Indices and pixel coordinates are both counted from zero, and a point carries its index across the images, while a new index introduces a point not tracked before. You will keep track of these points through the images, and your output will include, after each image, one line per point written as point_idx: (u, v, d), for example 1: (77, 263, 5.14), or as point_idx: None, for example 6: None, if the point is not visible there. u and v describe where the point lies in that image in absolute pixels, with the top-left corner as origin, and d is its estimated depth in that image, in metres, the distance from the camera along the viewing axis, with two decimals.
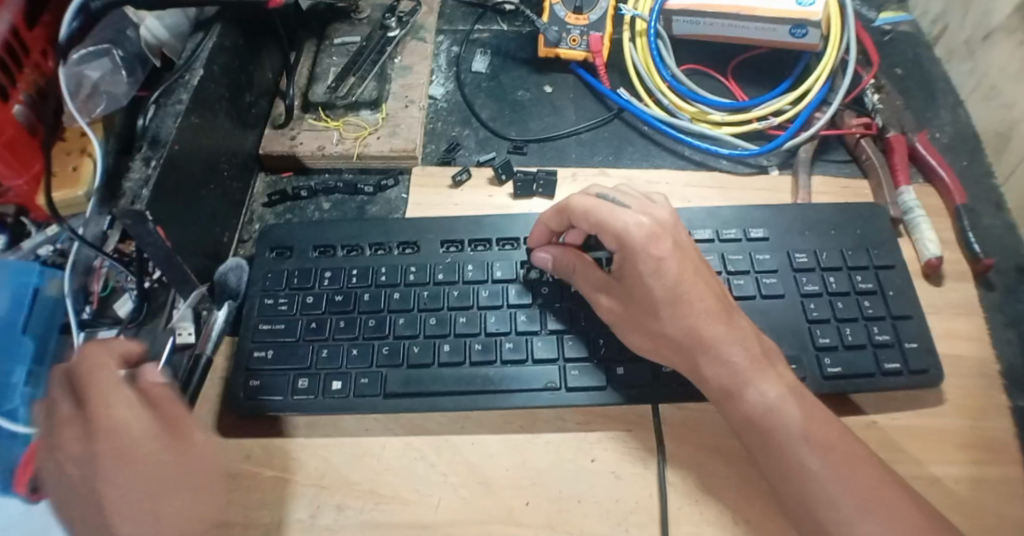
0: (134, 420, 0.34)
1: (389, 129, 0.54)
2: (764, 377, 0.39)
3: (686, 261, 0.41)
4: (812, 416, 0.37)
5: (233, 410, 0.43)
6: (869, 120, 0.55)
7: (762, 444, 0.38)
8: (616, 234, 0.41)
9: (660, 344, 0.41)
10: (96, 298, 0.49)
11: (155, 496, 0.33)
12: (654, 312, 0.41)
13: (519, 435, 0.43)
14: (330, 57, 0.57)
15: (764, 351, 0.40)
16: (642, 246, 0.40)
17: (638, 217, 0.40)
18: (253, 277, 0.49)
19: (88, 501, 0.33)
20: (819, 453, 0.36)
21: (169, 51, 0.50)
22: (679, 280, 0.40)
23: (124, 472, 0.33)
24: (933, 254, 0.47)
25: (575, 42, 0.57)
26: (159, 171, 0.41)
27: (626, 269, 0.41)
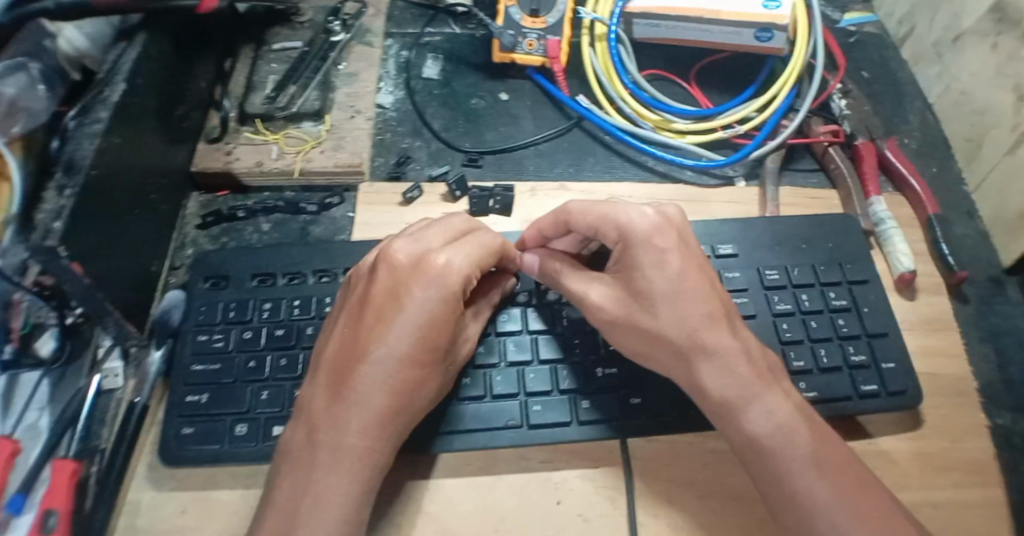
0: (402, 348, 0.35)
1: (333, 142, 0.50)
2: (771, 393, 0.37)
3: (690, 257, 0.38)
4: (821, 441, 0.36)
5: (165, 462, 0.40)
6: (836, 127, 0.53)
7: (764, 471, 0.35)
8: (616, 227, 0.39)
9: (655, 348, 0.38)
10: (17, 336, 0.40)
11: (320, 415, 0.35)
12: (652, 309, 0.38)
13: (479, 477, 0.40)
14: (269, 64, 0.53)
15: (769, 366, 0.38)
16: (644, 237, 0.38)
17: (644, 208, 0.39)
18: (186, 311, 0.45)
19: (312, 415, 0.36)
20: (826, 481, 0.34)
21: (90, 63, 0.43)
22: (681, 275, 0.38)
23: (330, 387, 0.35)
24: (905, 268, 0.46)
25: (532, 46, 0.54)
26: (75, 201, 0.36)
27: (624, 263, 0.39)
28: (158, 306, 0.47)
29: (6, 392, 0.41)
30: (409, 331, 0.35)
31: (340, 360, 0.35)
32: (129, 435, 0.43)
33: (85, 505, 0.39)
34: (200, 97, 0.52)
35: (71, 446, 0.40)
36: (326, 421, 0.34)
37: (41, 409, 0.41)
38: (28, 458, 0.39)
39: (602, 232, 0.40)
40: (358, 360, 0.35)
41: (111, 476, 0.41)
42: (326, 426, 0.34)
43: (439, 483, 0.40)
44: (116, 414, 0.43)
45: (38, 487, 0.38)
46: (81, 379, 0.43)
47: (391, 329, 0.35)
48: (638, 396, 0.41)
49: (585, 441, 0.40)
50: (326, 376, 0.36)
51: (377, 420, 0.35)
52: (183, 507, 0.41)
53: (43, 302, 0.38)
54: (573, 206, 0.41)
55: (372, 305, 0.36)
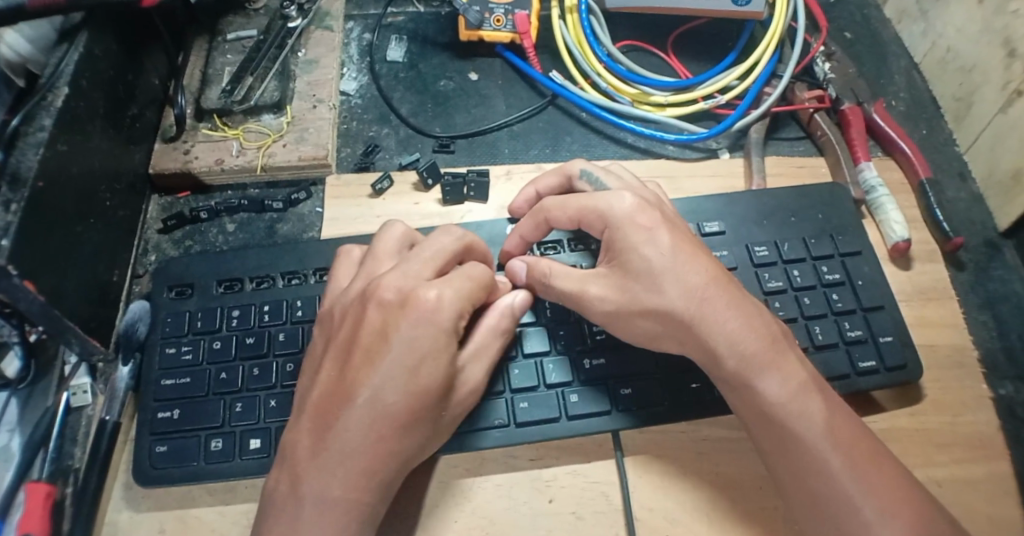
0: (392, 394, 0.32)
1: (296, 134, 0.48)
2: (786, 361, 0.36)
3: (679, 233, 0.38)
4: (834, 410, 0.35)
5: (140, 483, 0.38)
6: (821, 92, 0.51)
7: (776, 440, 0.34)
8: (600, 214, 0.39)
9: (667, 325, 0.37)
10: None
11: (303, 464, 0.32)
12: (656, 285, 0.36)
13: (467, 480, 0.39)
14: (224, 55, 0.50)
15: (775, 334, 0.36)
16: (629, 218, 0.38)
17: (621, 193, 0.39)
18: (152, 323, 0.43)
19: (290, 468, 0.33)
20: (841, 450, 0.33)
21: (33, 67, 0.40)
22: (675, 250, 0.37)
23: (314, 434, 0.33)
24: (899, 237, 0.45)
25: (499, 22, 0.51)
26: (22, 216, 0.34)
27: (614, 247, 0.38)
28: (124, 319, 0.44)
29: None
30: (401, 376, 0.32)
31: (327, 405, 0.33)
32: (102, 454, 0.41)
33: (64, 527, 0.39)
34: (153, 95, 0.50)
35: (43, 466, 0.40)
36: (310, 471, 0.32)
37: (12, 431, 0.43)
38: (1, 480, 0.40)
39: (586, 222, 0.40)
40: (347, 408, 0.32)
41: (85, 499, 0.39)
42: (313, 475, 0.32)
43: (421, 487, 0.38)
44: (86, 432, 0.42)
45: (14, 511, 0.39)
46: (49, 398, 0.44)
47: (379, 374, 0.32)
48: (627, 387, 0.40)
49: (574, 435, 0.39)
50: (309, 421, 0.33)
51: (364, 470, 0.32)
52: (161, 527, 0.39)
53: (3, 321, 0.40)
54: (550, 201, 0.41)
55: (359, 345, 0.33)
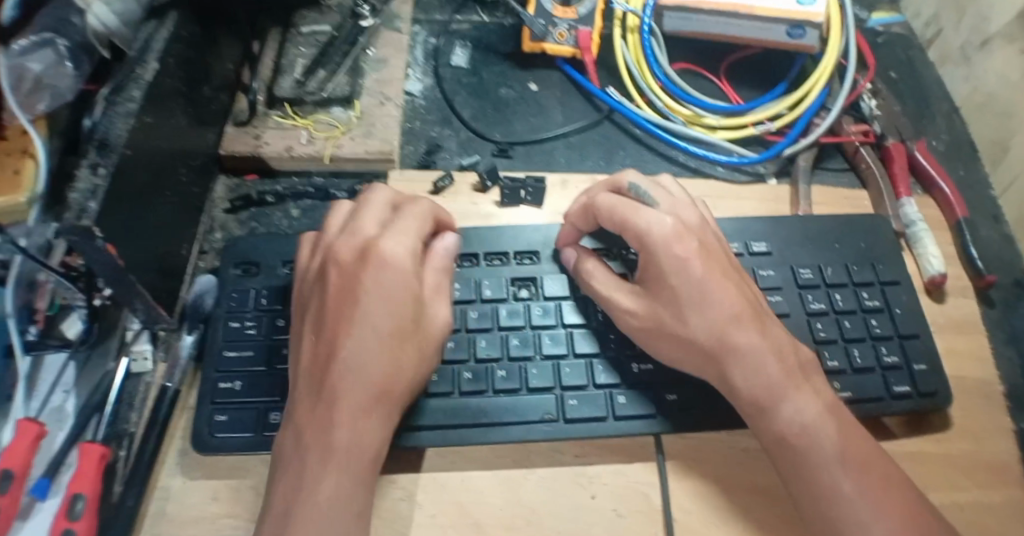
0: (370, 340, 0.36)
1: (363, 129, 0.50)
2: (801, 390, 0.37)
3: (713, 262, 0.39)
4: (849, 437, 0.36)
5: (199, 449, 0.40)
6: (867, 127, 0.54)
7: (793, 465, 0.36)
8: (638, 233, 0.39)
9: (688, 352, 0.39)
10: (42, 317, 0.45)
11: (304, 413, 0.35)
12: (682, 316, 0.38)
13: (513, 471, 0.40)
14: (297, 47, 0.52)
15: (800, 363, 0.38)
16: (665, 245, 0.38)
17: (663, 216, 0.39)
18: (218, 296, 0.45)
19: (292, 422, 0.35)
20: (854, 475, 0.35)
21: (119, 40, 0.43)
22: (705, 280, 0.38)
23: (308, 386, 0.36)
24: (936, 271, 0.47)
25: (562, 37, 0.54)
26: (110, 182, 0.35)
27: (649, 271, 0.39)
28: (191, 291, 0.47)
29: (35, 376, 0.44)
30: (375, 323, 0.37)
31: (314, 367, 0.36)
32: (161, 419, 0.42)
33: (114, 490, 0.40)
34: (227, 80, 0.51)
35: (99, 429, 0.42)
36: (310, 417, 0.35)
37: (67, 392, 0.44)
38: (53, 442, 0.42)
39: (625, 237, 0.40)
40: (332, 361, 0.36)
41: (141, 465, 0.41)
42: (312, 423, 0.35)
43: (467, 474, 0.40)
44: (144, 399, 0.43)
45: (64, 471, 0.41)
46: (107, 363, 0.45)
47: (356, 324, 0.36)
48: (672, 393, 0.41)
49: (621, 435, 0.41)
50: (303, 381, 0.36)
51: (361, 406, 0.35)
52: (213, 494, 0.41)
53: (70, 284, 0.43)
54: (597, 205, 0.42)
55: (327, 309, 0.37)
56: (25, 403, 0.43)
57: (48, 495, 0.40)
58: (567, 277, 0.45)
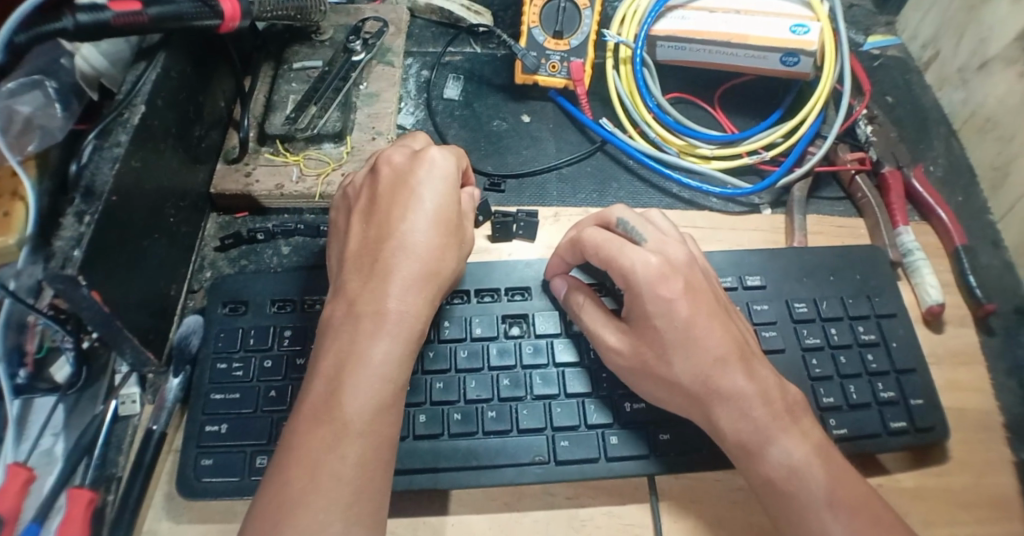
0: (422, 223, 0.38)
1: (355, 164, 0.50)
2: (789, 432, 0.36)
3: (698, 301, 0.38)
4: (837, 480, 0.35)
5: (183, 494, 0.39)
6: (863, 154, 0.53)
7: (782, 509, 0.35)
8: (622, 273, 0.39)
9: (673, 393, 0.39)
10: (32, 359, 0.44)
11: (352, 295, 0.36)
12: (666, 358, 0.38)
13: (505, 514, 0.40)
14: (288, 84, 0.52)
15: (788, 405, 0.37)
16: (650, 287, 0.38)
17: (649, 255, 0.38)
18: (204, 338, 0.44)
19: (340, 302, 0.36)
20: (844, 517, 0.34)
21: (108, 82, 0.43)
22: (690, 321, 0.37)
23: (358, 268, 0.37)
24: (934, 301, 0.47)
25: (554, 68, 0.54)
26: (95, 228, 0.35)
27: (634, 312, 0.39)
28: (177, 331, 0.46)
29: (25, 418, 0.44)
30: (428, 210, 0.38)
31: (366, 246, 0.37)
32: (147, 463, 0.41)
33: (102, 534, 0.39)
34: (219, 117, 0.51)
35: (87, 473, 0.41)
36: (363, 295, 0.35)
37: (56, 435, 0.43)
38: (43, 485, 0.41)
39: (610, 273, 0.40)
40: (385, 240, 0.37)
41: (127, 509, 0.40)
42: (365, 298, 0.35)
43: (457, 516, 0.39)
44: (132, 441, 0.43)
45: (54, 514, 0.40)
46: (97, 405, 0.45)
47: (413, 208, 0.38)
48: (667, 432, 0.41)
49: (613, 477, 0.40)
50: (353, 265, 0.37)
51: (411, 287, 0.36)
52: None
53: (59, 326, 0.41)
54: (584, 240, 0.41)
55: (383, 195, 0.39)
56: (16, 447, 0.42)
57: None
58: (559, 314, 0.44)
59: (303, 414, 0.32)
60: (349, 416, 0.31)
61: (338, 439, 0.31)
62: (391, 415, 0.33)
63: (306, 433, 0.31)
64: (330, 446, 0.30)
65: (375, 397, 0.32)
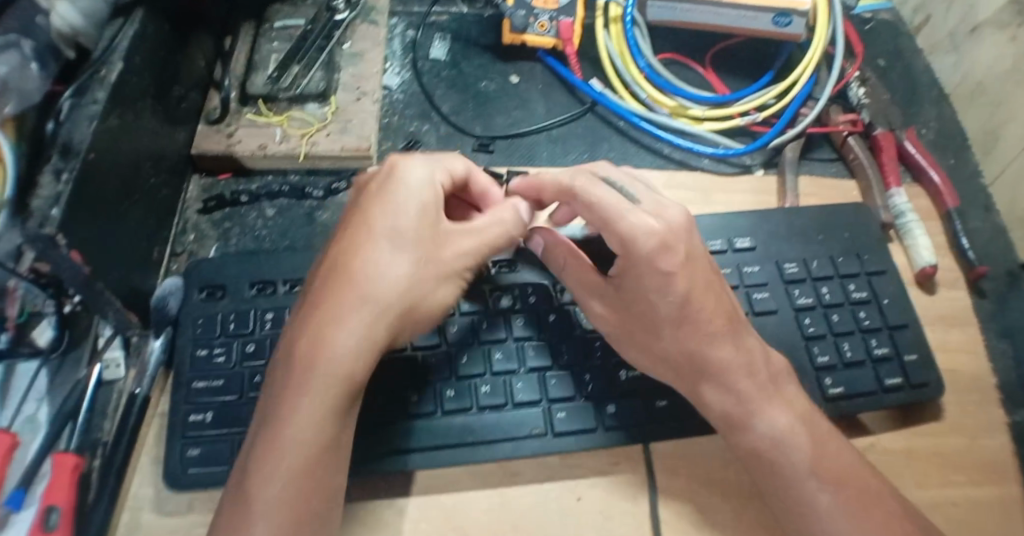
0: (388, 251, 0.35)
1: (339, 125, 0.49)
2: (774, 402, 0.38)
3: (698, 275, 0.37)
4: (822, 450, 0.36)
5: (171, 487, 0.38)
6: (855, 116, 0.53)
7: (767, 480, 0.37)
8: (621, 239, 0.36)
9: (658, 364, 0.39)
10: (12, 325, 0.38)
11: (302, 326, 0.34)
12: (654, 331, 0.38)
13: (499, 476, 0.39)
14: (270, 42, 0.51)
15: (772, 376, 0.38)
16: (649, 258, 0.36)
17: (650, 222, 0.36)
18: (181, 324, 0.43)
19: (291, 331, 0.35)
20: (828, 490, 0.35)
21: (85, 41, 0.39)
22: (686, 297, 0.37)
23: (315, 296, 0.35)
24: (926, 262, 0.47)
25: (543, 28, 0.52)
26: (73, 187, 0.34)
27: (629, 281, 0.37)
28: (155, 293, 0.44)
29: (6, 384, 0.41)
30: (394, 231, 0.35)
31: (327, 268, 0.35)
32: (131, 426, 0.41)
33: (87, 500, 0.38)
34: (198, 77, 0.50)
35: (72, 437, 0.39)
36: (308, 328, 0.33)
37: (40, 401, 0.41)
38: (27, 452, 0.39)
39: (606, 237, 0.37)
40: (342, 262, 0.35)
41: (113, 476, 0.39)
42: (308, 334, 0.33)
43: (452, 475, 0.39)
44: (117, 406, 0.41)
45: (38, 482, 0.38)
46: (80, 371, 0.42)
47: (373, 233, 0.35)
48: (663, 399, 0.41)
49: (612, 446, 0.40)
50: (312, 293, 0.35)
51: (362, 324, 0.33)
52: (187, 506, 0.40)
53: (36, 291, 0.35)
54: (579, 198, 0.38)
55: (354, 213, 0.36)
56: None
57: (24, 506, 0.37)
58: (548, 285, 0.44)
59: (242, 454, 0.33)
60: (276, 459, 0.31)
61: (258, 482, 0.31)
62: (321, 462, 0.32)
63: (236, 474, 0.32)
64: (244, 500, 0.31)
65: (297, 450, 0.31)
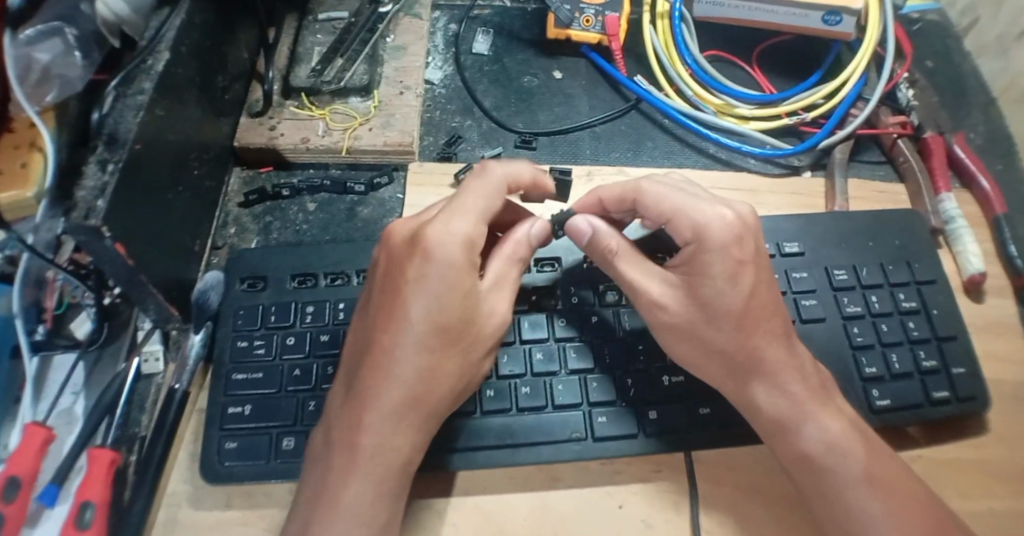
0: (410, 340, 0.34)
1: (382, 119, 0.48)
2: (824, 410, 0.37)
3: (763, 272, 0.37)
4: (873, 456, 0.36)
5: (209, 479, 0.38)
6: (904, 118, 0.52)
7: (813, 486, 0.36)
8: (693, 224, 0.37)
9: (711, 359, 0.37)
10: (51, 316, 0.42)
11: (337, 414, 0.35)
12: (714, 320, 0.37)
13: (538, 481, 0.39)
14: (314, 35, 0.51)
15: (821, 382, 0.38)
16: (723, 245, 0.36)
17: (724, 212, 0.37)
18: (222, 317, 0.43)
19: (326, 414, 0.35)
20: (880, 497, 0.35)
21: (130, 29, 0.39)
22: (752, 291, 0.37)
23: (348, 381, 0.35)
24: (976, 270, 0.45)
25: (589, 22, 0.52)
26: (120, 177, 0.34)
27: (694, 266, 0.37)
28: (198, 286, 0.44)
29: (44, 376, 0.42)
30: (415, 319, 0.34)
31: (357, 354, 0.35)
32: (169, 424, 0.40)
33: (123, 496, 0.38)
34: (241, 69, 0.49)
35: (109, 432, 0.39)
36: (340, 417, 0.34)
37: (76, 394, 0.41)
38: (63, 446, 0.40)
39: (675, 224, 0.38)
40: (369, 351, 0.34)
41: (150, 470, 0.38)
42: (341, 425, 0.34)
43: (491, 477, 0.39)
44: (155, 401, 0.41)
45: (72, 478, 0.38)
46: (118, 364, 0.42)
47: (395, 323, 0.34)
48: (707, 406, 0.40)
49: (653, 453, 0.39)
50: (345, 375, 0.35)
51: (393, 413, 0.34)
52: (226, 502, 0.39)
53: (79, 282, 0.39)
54: (647, 187, 0.39)
55: (378, 292, 0.35)
56: (34, 407, 0.40)
57: (57, 502, 0.38)
58: (591, 287, 0.43)
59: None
60: None
61: None
62: None
63: None
64: None
65: None
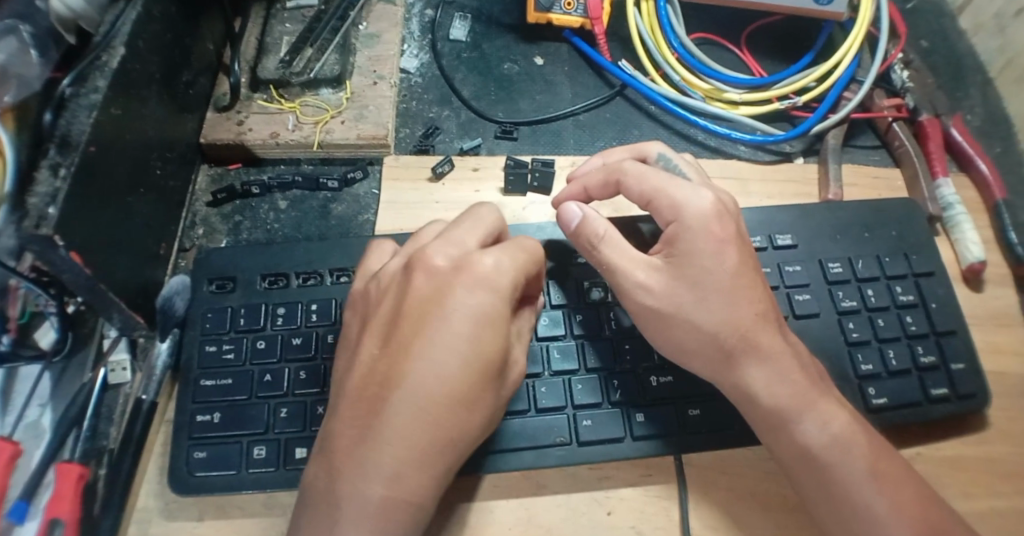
0: (445, 377, 0.29)
1: (355, 111, 0.46)
2: (824, 402, 0.35)
3: (746, 254, 0.36)
4: (877, 454, 0.34)
5: (178, 492, 0.36)
6: (900, 101, 0.50)
7: (813, 488, 0.34)
8: (672, 204, 0.36)
9: (703, 346, 0.35)
10: (15, 326, 0.40)
11: (346, 458, 0.29)
12: (702, 300, 0.35)
13: (524, 489, 0.37)
14: (282, 24, 0.48)
15: (818, 378, 0.36)
16: (706, 222, 0.35)
17: (701, 191, 0.36)
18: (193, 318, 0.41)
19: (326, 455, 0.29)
20: (884, 494, 0.33)
21: (87, 24, 0.36)
22: (737, 271, 0.35)
23: (359, 418, 0.29)
24: (975, 259, 0.44)
25: (570, 6, 0.50)
26: (72, 184, 0.31)
27: (679, 247, 0.36)
28: (162, 292, 0.41)
29: (8, 390, 0.39)
30: (456, 353, 0.29)
31: (370, 385, 0.29)
32: (137, 436, 0.38)
33: (94, 511, 0.36)
34: (207, 61, 0.47)
35: (75, 446, 0.37)
36: (353, 462, 0.28)
37: (43, 406, 0.39)
38: (31, 460, 0.37)
39: (655, 206, 0.37)
40: (394, 387, 0.29)
41: (119, 485, 0.36)
42: (353, 472, 0.28)
43: (475, 486, 0.37)
44: (123, 411, 0.39)
45: (42, 492, 0.36)
46: (85, 374, 0.40)
47: (431, 356, 0.29)
48: (696, 408, 0.38)
49: (641, 457, 0.38)
50: (353, 409, 0.29)
51: (420, 458, 0.29)
52: (199, 515, 0.37)
53: (40, 291, 0.37)
54: (629, 167, 0.39)
55: (406, 317, 0.30)
56: None
57: (26, 518, 0.35)
58: (576, 283, 0.41)
59: None
60: None
61: None
62: None
63: None
64: None
65: None
